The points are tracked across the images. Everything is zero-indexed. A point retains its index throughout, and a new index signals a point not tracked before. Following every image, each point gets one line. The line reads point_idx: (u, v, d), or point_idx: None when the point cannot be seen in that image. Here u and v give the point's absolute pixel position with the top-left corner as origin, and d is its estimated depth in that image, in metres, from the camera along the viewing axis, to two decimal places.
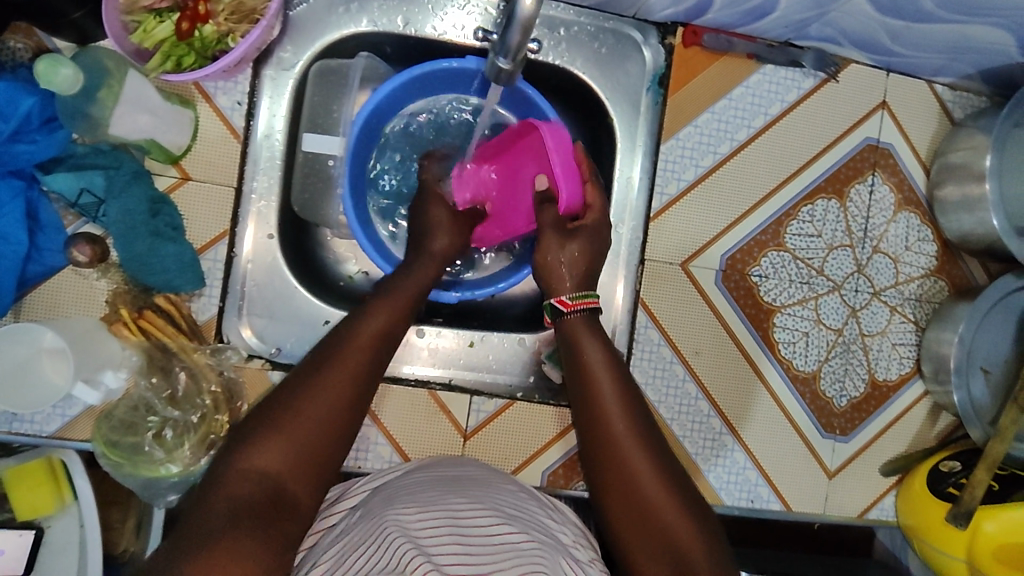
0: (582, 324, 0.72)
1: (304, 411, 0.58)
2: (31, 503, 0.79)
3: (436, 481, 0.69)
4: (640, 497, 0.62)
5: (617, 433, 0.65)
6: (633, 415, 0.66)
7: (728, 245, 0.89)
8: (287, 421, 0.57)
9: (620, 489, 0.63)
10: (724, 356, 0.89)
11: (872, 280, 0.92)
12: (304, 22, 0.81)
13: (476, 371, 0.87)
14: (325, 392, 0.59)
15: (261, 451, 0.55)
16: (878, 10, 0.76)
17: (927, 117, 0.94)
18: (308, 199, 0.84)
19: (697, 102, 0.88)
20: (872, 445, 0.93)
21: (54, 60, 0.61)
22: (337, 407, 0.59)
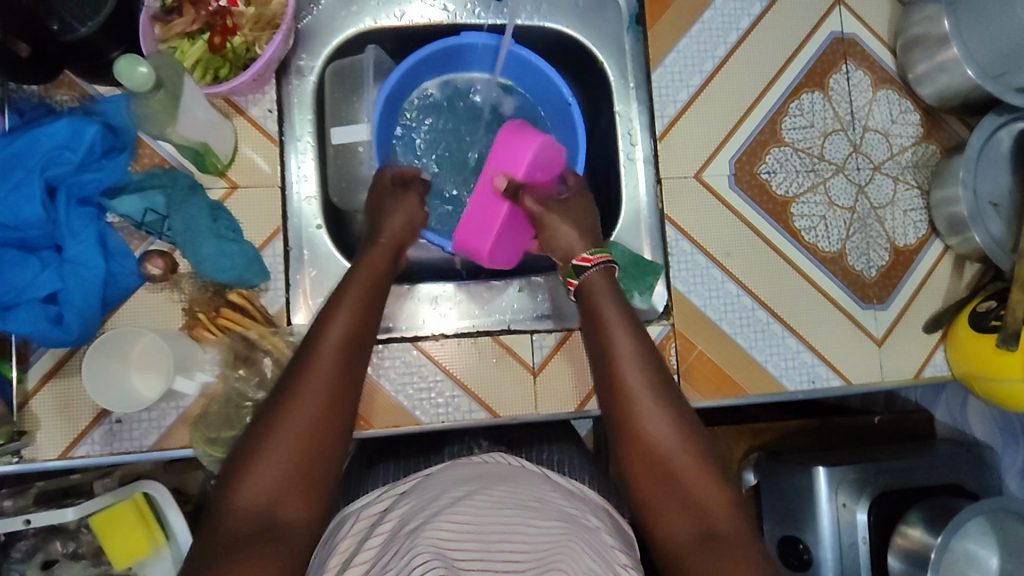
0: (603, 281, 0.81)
1: (285, 429, 0.62)
2: (127, 546, 0.90)
3: (470, 476, 0.71)
4: (670, 467, 0.69)
5: (635, 384, 0.73)
6: (653, 379, 0.73)
7: (732, 151, 0.96)
8: (271, 438, 0.62)
9: (641, 460, 0.70)
10: (755, 253, 0.95)
11: (870, 157, 1.00)
12: (314, 30, 0.89)
13: (530, 315, 0.92)
14: (301, 405, 0.64)
15: (252, 484, 0.60)
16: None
17: (882, 4, 1.02)
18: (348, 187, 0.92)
19: (675, 31, 0.97)
20: (910, 306, 0.99)
21: (132, 59, 0.66)
22: (317, 408, 0.64)
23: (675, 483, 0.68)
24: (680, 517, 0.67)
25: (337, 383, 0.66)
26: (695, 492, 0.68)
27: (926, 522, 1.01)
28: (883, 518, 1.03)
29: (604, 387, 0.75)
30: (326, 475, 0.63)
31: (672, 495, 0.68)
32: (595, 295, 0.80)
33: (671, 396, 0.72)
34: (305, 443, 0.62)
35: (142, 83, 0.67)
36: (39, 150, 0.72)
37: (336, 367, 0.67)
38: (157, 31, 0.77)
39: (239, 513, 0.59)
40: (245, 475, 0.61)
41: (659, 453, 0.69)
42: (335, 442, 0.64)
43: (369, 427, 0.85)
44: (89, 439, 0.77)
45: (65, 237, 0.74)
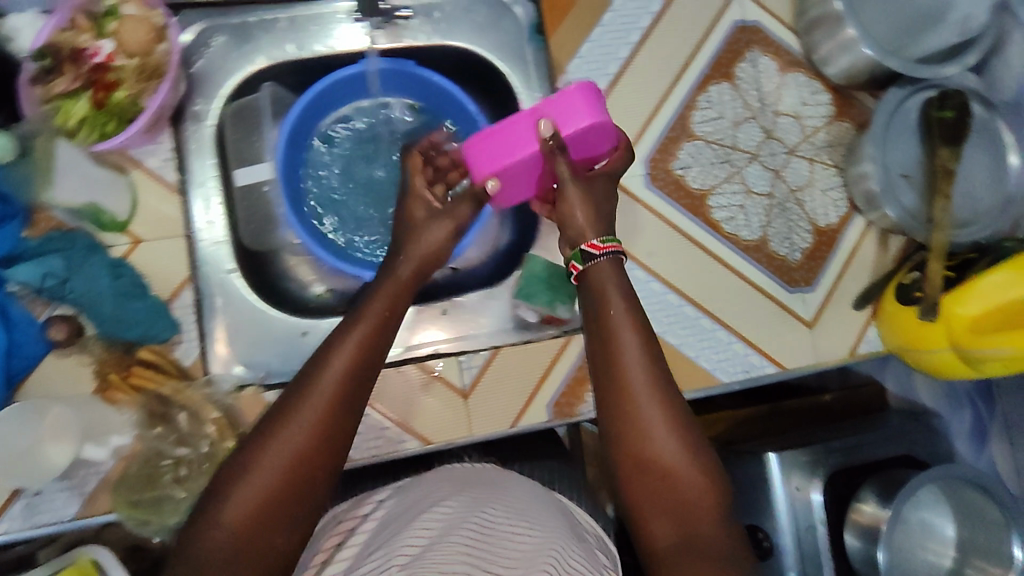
0: (610, 270, 0.74)
1: (265, 460, 0.60)
2: None
3: (457, 480, 0.73)
4: (663, 470, 0.66)
5: (632, 384, 0.68)
6: (662, 384, 0.68)
7: (645, 150, 0.96)
8: (257, 469, 0.59)
9: (636, 463, 0.67)
10: (676, 249, 0.95)
11: (784, 141, 1.00)
12: (208, 73, 0.89)
13: (455, 338, 0.92)
14: (280, 436, 0.60)
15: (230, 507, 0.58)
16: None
17: None
18: (258, 227, 0.91)
19: (575, 36, 0.96)
20: (838, 286, 0.99)
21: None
22: (303, 439, 0.61)
23: (666, 486, 0.66)
24: (666, 523, 0.65)
25: (330, 412, 0.62)
26: (688, 501, 0.65)
27: (879, 496, 1.02)
28: (837, 497, 1.03)
29: (603, 386, 0.69)
30: (311, 498, 0.61)
31: (662, 499, 0.66)
32: (602, 284, 0.73)
33: (676, 401, 0.68)
34: (290, 477, 0.59)
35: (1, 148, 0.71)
36: None
37: (334, 396, 0.62)
38: (37, 92, 0.77)
39: (216, 533, 0.58)
40: (223, 498, 0.59)
41: (647, 455, 0.66)
42: (324, 470, 0.61)
43: None
44: (7, 514, 0.75)
45: None
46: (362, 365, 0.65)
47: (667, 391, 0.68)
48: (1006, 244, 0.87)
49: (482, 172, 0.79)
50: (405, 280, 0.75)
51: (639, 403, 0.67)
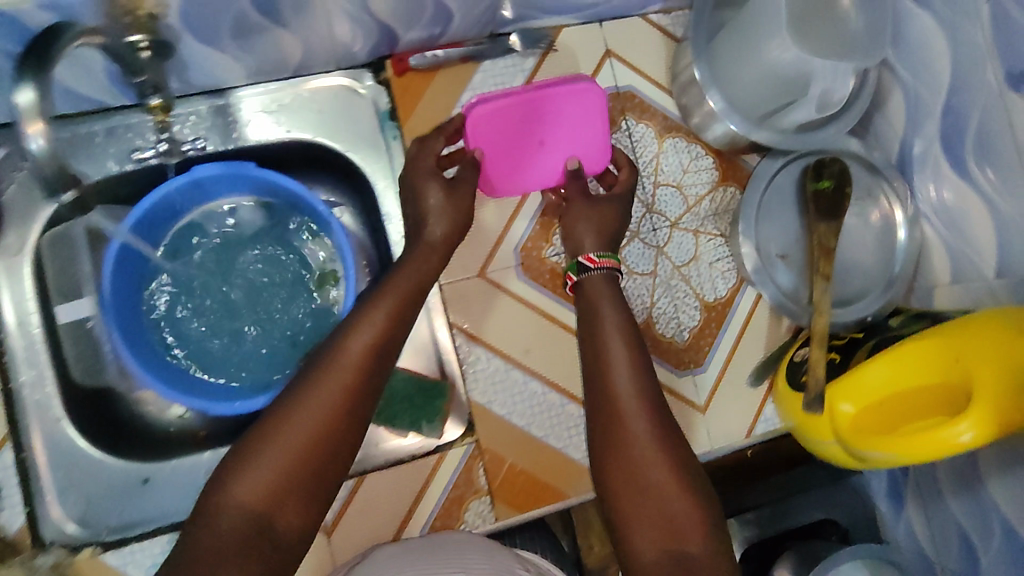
0: (602, 282, 0.78)
1: (296, 420, 0.60)
2: None
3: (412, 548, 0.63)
4: (639, 471, 0.64)
5: (619, 388, 0.69)
6: (642, 383, 0.70)
7: (515, 239, 0.90)
8: (274, 447, 0.58)
9: (613, 458, 0.66)
10: (554, 343, 0.88)
11: (665, 213, 0.94)
12: (17, 201, 0.79)
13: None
14: (316, 409, 0.60)
15: (243, 484, 0.57)
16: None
17: (653, 47, 0.96)
18: (91, 362, 0.84)
19: (430, 121, 0.90)
20: (732, 364, 0.93)
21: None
22: (323, 425, 0.60)
23: (643, 487, 0.64)
24: (649, 533, 0.62)
25: (353, 400, 0.62)
26: (670, 506, 0.62)
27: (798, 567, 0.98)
28: None
29: (591, 403, 0.71)
30: (311, 491, 0.59)
31: (642, 497, 0.63)
32: (596, 300, 0.77)
33: (658, 406, 0.68)
34: (305, 462, 0.58)
35: None
36: None
37: (350, 380, 0.63)
38: None
39: (231, 506, 0.56)
40: (240, 473, 0.57)
41: (631, 456, 0.65)
42: (333, 467, 0.60)
43: None
44: None
45: None
46: (386, 349, 0.66)
47: (647, 394, 0.69)
48: (891, 327, 0.80)
49: (467, 133, 0.80)
50: (437, 243, 0.76)
51: (630, 412, 0.67)
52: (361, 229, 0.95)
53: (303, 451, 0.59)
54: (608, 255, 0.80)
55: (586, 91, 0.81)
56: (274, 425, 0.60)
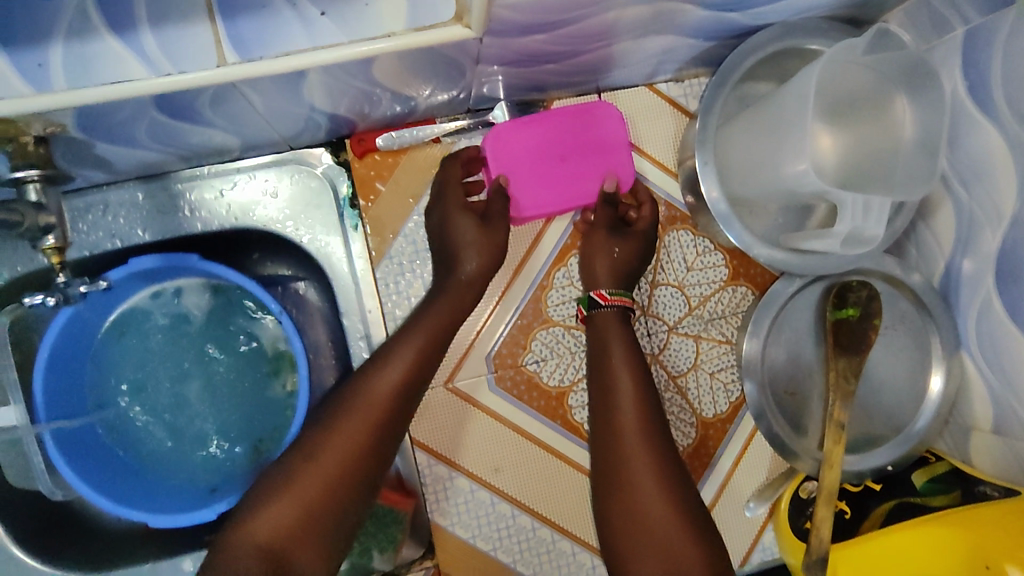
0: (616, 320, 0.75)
1: (323, 452, 0.61)
2: None
3: None
4: (650, 523, 0.62)
5: (628, 428, 0.68)
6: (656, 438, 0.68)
7: (488, 342, 0.80)
8: (294, 480, 0.59)
9: (623, 507, 0.64)
10: (526, 460, 0.80)
11: (663, 318, 0.83)
12: None
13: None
14: (339, 439, 0.61)
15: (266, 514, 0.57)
16: (510, 69, 0.66)
17: (661, 122, 0.84)
18: (24, 466, 0.70)
19: (398, 211, 0.78)
20: (728, 490, 0.84)
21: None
22: (345, 453, 0.61)
23: (660, 548, 0.60)
24: None
25: (372, 431, 0.63)
26: (684, 563, 0.59)
27: None
28: None
29: (602, 435, 0.69)
30: (328, 523, 0.59)
31: (658, 551, 0.60)
32: (608, 331, 0.74)
33: (673, 462, 0.67)
34: (324, 495, 0.59)
35: None
36: None
37: (377, 412, 0.63)
38: None
39: (245, 539, 0.56)
40: (262, 503, 0.58)
41: (644, 509, 0.63)
42: (348, 495, 0.60)
43: None
44: None
45: None
46: (413, 384, 0.66)
47: (660, 447, 0.67)
48: (915, 491, 0.72)
49: (487, 153, 0.76)
50: (465, 282, 0.73)
51: (637, 454, 0.66)
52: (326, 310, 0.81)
53: (323, 488, 0.59)
54: (620, 292, 0.76)
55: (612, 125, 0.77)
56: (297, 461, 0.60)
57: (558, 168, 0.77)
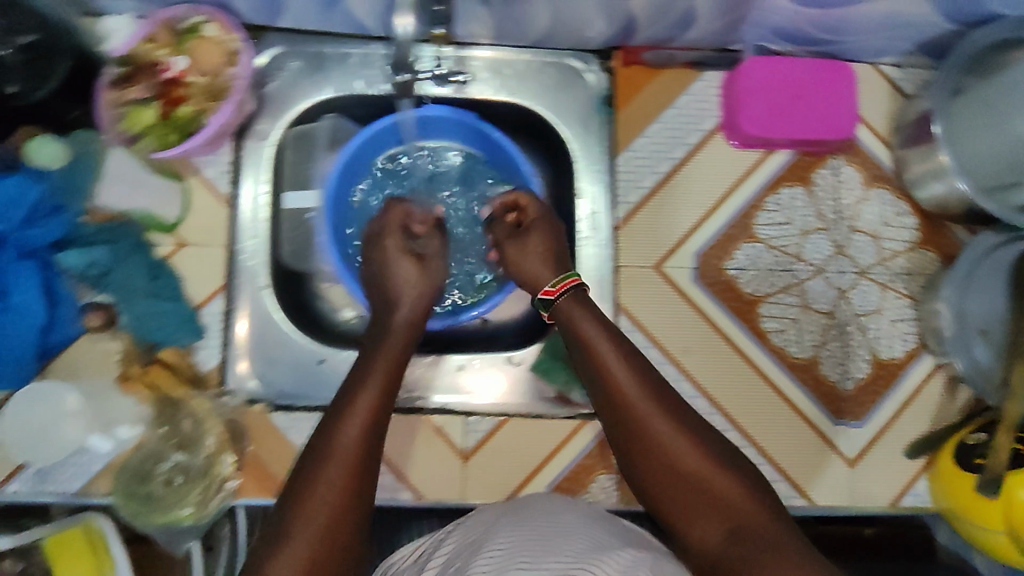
0: (579, 304, 0.78)
1: (328, 481, 0.62)
2: None
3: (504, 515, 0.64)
4: (693, 474, 0.67)
5: (630, 395, 0.70)
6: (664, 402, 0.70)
7: (700, 243, 0.90)
8: (308, 506, 0.61)
9: (654, 464, 0.68)
10: (715, 352, 0.89)
11: (855, 259, 0.92)
12: (279, 96, 0.89)
13: (417, 395, 0.88)
14: (328, 485, 0.62)
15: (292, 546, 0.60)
16: (789, 1, 0.80)
17: (880, 98, 0.95)
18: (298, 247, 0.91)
19: (647, 113, 0.92)
20: (890, 427, 0.90)
21: (42, 140, 0.77)
22: (347, 478, 0.63)
23: (708, 496, 0.66)
24: (716, 523, 0.65)
25: (355, 479, 0.63)
26: (736, 512, 0.65)
27: None
28: None
29: (606, 411, 0.72)
30: (351, 540, 0.62)
31: (708, 502, 0.66)
32: (571, 316, 0.77)
33: (688, 420, 0.70)
34: (340, 517, 0.61)
35: (50, 158, 0.78)
36: None
37: (354, 463, 0.63)
38: (111, 95, 0.77)
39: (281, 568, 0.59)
40: (286, 539, 0.60)
41: (680, 466, 0.67)
42: (361, 504, 0.63)
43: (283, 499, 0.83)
44: (15, 479, 0.79)
45: (10, 288, 0.75)
46: (376, 431, 0.66)
47: (668, 404, 0.70)
48: None
49: (749, 69, 0.88)
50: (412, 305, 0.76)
51: (643, 415, 0.69)
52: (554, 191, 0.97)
53: (333, 518, 0.61)
54: (567, 277, 0.80)
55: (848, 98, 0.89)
56: (309, 484, 0.62)
57: (796, 104, 0.88)
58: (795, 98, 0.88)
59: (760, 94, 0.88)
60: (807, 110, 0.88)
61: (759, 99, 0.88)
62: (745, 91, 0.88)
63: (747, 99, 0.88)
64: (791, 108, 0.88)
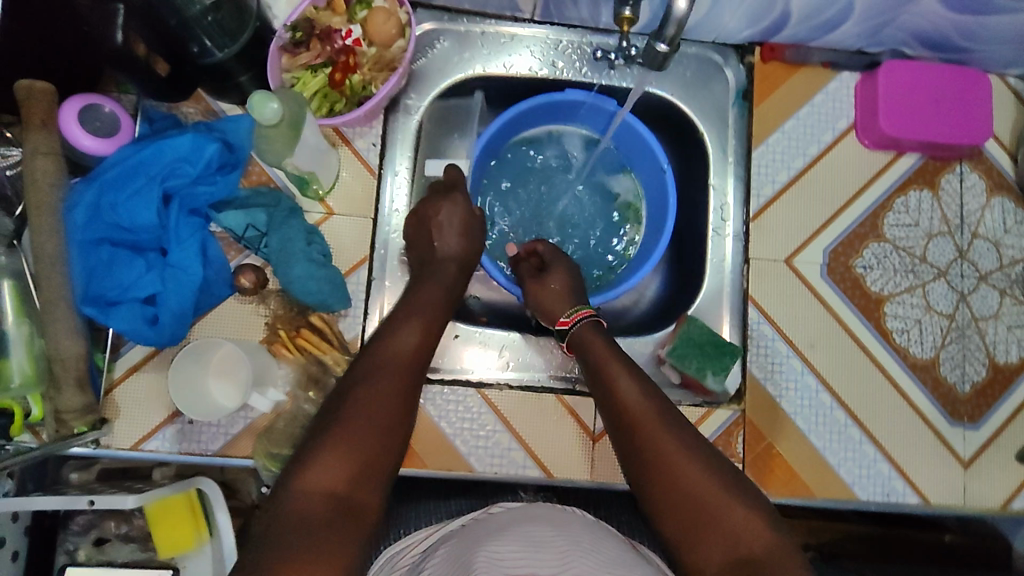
0: (591, 331, 0.80)
1: (359, 413, 0.61)
2: (174, 539, 0.95)
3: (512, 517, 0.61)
4: (692, 494, 0.63)
5: (633, 407, 0.69)
6: (665, 417, 0.68)
7: (828, 241, 0.92)
8: (337, 440, 0.59)
9: (655, 475, 0.65)
10: (839, 347, 0.91)
11: (977, 265, 0.94)
12: (426, 72, 0.91)
13: (446, 362, 0.90)
14: (365, 413, 0.61)
15: (320, 472, 0.57)
16: (942, 7, 0.82)
17: (1004, 109, 0.97)
18: None
19: (783, 110, 0.94)
20: (1004, 432, 0.92)
21: (264, 96, 0.71)
22: (389, 412, 0.63)
23: (704, 518, 0.61)
24: (721, 552, 0.60)
25: (399, 399, 0.64)
26: (742, 537, 0.60)
27: None
28: None
29: (609, 420, 0.71)
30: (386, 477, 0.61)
31: (702, 522, 0.61)
32: (588, 337, 0.79)
33: (697, 439, 0.67)
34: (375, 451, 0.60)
35: (269, 119, 0.72)
36: (162, 161, 0.76)
37: (404, 371, 0.66)
38: (283, 61, 0.80)
39: (308, 494, 0.56)
40: (309, 463, 0.58)
41: (683, 486, 0.63)
42: (394, 450, 0.62)
43: (421, 465, 0.87)
44: (160, 435, 0.81)
45: (171, 242, 0.78)
46: (419, 363, 0.68)
47: (675, 422, 0.68)
48: None
49: (893, 67, 0.91)
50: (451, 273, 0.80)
51: (650, 428, 0.67)
52: (681, 179, 1.01)
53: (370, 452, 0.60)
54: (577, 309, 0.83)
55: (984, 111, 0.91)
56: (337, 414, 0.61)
57: (932, 107, 0.90)
58: (931, 102, 0.90)
59: (895, 93, 0.91)
60: (940, 114, 0.91)
61: (896, 98, 0.91)
62: (884, 89, 0.91)
63: (886, 96, 0.91)
64: (925, 111, 0.90)
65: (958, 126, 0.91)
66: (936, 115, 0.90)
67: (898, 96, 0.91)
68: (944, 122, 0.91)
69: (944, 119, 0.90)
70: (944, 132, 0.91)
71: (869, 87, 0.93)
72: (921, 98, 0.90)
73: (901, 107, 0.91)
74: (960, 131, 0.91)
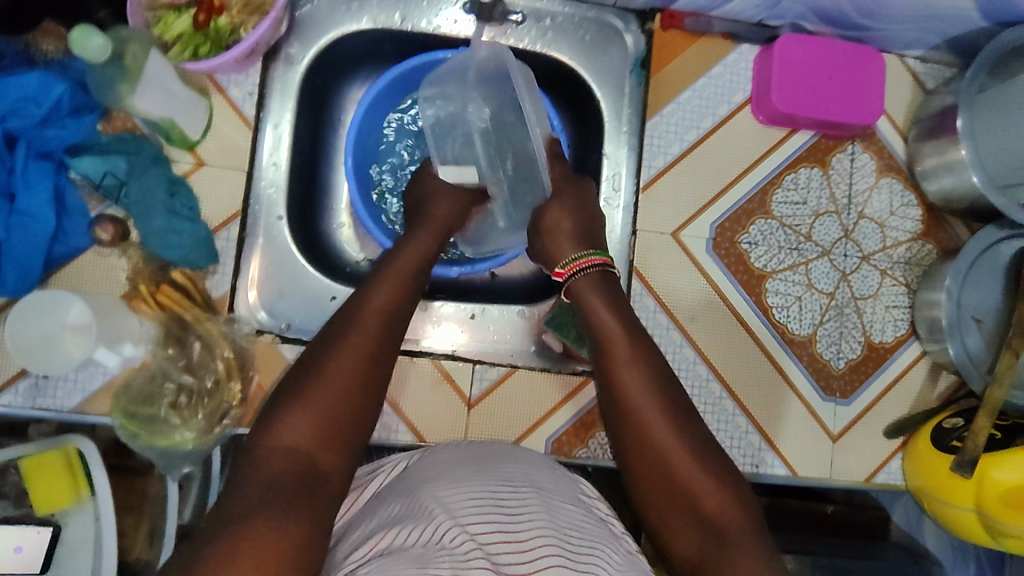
0: (594, 283, 0.73)
1: (335, 374, 0.56)
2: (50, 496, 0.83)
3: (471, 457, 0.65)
4: (678, 485, 0.61)
5: (630, 390, 0.65)
6: (665, 404, 0.64)
7: (715, 215, 0.92)
8: (309, 394, 0.54)
9: (647, 460, 0.62)
10: (717, 321, 0.92)
11: (861, 245, 0.95)
12: (310, 20, 0.87)
13: (407, 336, 0.89)
14: (337, 373, 0.56)
15: (287, 433, 0.53)
16: None
17: (900, 89, 0.97)
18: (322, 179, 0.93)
19: (679, 81, 0.93)
20: (873, 409, 0.94)
21: (87, 29, 0.66)
22: (360, 366, 0.57)
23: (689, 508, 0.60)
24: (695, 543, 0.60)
25: (381, 350, 0.59)
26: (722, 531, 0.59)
27: None
28: None
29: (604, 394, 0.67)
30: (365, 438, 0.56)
31: (684, 511, 0.60)
32: (588, 296, 0.72)
33: (691, 429, 0.63)
34: (352, 405, 0.55)
35: (96, 54, 0.67)
36: (7, 99, 0.73)
37: (380, 327, 0.60)
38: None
39: (272, 459, 0.52)
40: (281, 422, 0.54)
41: (671, 475, 0.61)
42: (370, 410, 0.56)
43: None
44: (13, 389, 0.78)
45: (19, 188, 0.74)
46: (396, 316, 0.62)
47: (672, 408, 0.64)
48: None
49: (789, 43, 0.90)
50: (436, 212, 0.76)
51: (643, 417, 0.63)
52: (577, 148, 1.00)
53: (343, 405, 0.55)
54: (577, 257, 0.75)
55: (875, 91, 0.91)
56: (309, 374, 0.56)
57: (825, 85, 0.90)
58: (824, 79, 0.90)
59: (789, 67, 0.90)
60: (832, 92, 0.90)
61: (789, 73, 0.90)
62: (778, 65, 0.90)
63: (782, 71, 0.90)
64: (819, 88, 0.90)
65: (849, 105, 0.90)
66: (828, 93, 0.90)
67: (792, 71, 0.90)
68: (836, 101, 0.90)
69: (837, 97, 0.90)
70: (837, 111, 0.90)
71: (764, 62, 0.92)
72: (814, 75, 0.90)
73: (795, 82, 0.90)
74: (852, 110, 0.90)
